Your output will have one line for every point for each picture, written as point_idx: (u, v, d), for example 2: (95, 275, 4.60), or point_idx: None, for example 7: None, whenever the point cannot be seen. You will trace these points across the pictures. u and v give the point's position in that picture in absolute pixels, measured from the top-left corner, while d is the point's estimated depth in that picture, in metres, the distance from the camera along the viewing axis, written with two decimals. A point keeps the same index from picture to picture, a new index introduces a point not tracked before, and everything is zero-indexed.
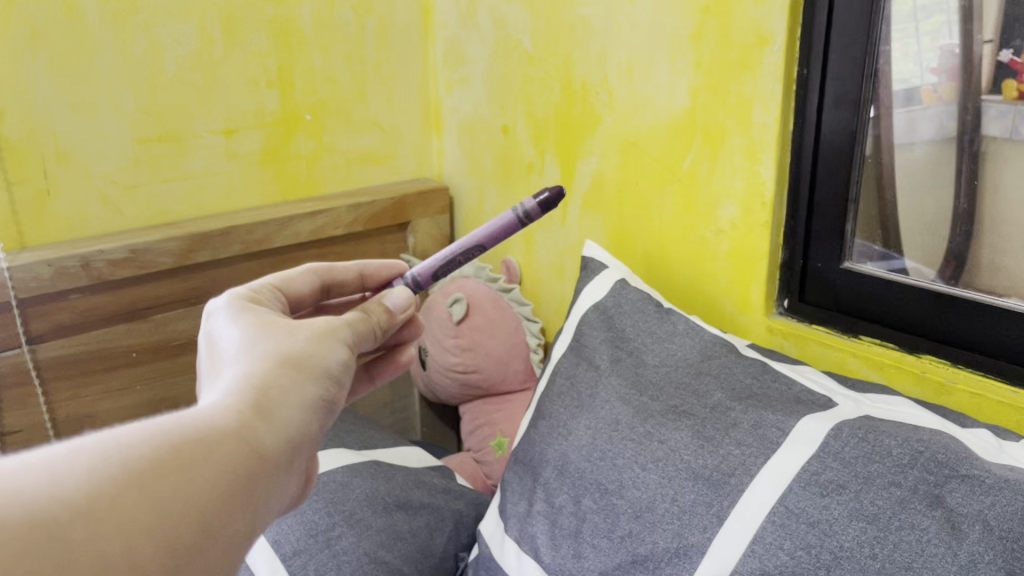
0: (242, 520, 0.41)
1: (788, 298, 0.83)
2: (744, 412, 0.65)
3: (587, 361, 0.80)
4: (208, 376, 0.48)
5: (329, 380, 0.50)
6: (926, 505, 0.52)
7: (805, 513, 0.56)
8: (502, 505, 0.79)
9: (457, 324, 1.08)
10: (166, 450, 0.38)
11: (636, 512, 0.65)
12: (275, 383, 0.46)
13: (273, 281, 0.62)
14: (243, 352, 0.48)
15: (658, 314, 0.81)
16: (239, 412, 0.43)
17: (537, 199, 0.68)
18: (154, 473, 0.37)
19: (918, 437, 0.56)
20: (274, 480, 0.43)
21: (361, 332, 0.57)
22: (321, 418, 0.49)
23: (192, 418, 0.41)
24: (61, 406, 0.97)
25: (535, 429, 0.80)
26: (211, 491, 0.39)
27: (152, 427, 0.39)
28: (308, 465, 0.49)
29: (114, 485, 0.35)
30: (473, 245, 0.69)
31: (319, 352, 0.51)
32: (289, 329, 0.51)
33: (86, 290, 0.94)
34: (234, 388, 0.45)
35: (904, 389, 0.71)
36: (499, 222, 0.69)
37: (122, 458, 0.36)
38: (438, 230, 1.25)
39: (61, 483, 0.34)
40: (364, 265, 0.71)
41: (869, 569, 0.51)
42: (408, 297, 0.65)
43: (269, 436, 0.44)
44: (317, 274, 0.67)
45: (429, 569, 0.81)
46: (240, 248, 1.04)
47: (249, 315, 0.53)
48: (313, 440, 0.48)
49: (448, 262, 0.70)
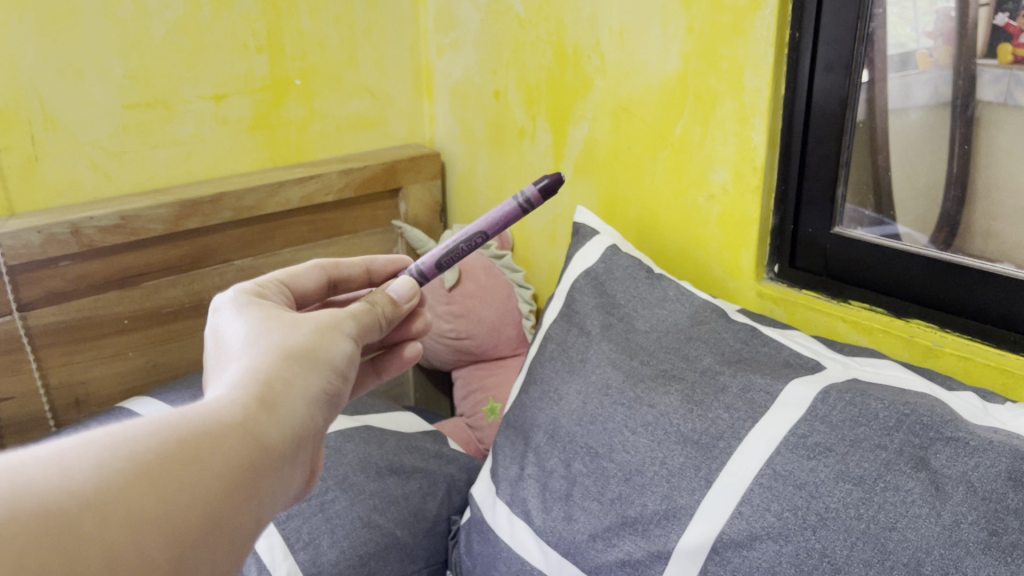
0: (247, 509, 0.41)
1: (779, 262, 0.83)
2: (733, 376, 0.66)
3: (578, 327, 0.80)
4: (214, 369, 0.48)
5: (333, 374, 0.50)
6: (911, 467, 0.53)
7: (793, 476, 0.57)
8: (493, 469, 0.80)
9: (450, 291, 1.08)
10: (173, 442, 0.38)
11: (626, 475, 0.66)
12: (280, 376, 0.47)
13: (280, 277, 0.62)
14: (248, 345, 0.48)
15: (650, 280, 0.81)
16: (245, 403, 0.43)
17: (537, 185, 0.68)
18: (161, 462, 0.37)
19: (904, 401, 0.57)
20: (279, 471, 0.44)
21: (366, 323, 0.56)
22: (322, 410, 0.49)
23: (200, 410, 0.42)
24: (54, 372, 0.96)
25: (527, 394, 0.80)
26: (218, 478, 0.39)
27: (160, 419, 0.39)
28: (311, 457, 0.49)
29: (123, 477, 0.35)
30: (475, 232, 0.69)
31: (322, 345, 0.51)
32: (293, 322, 0.51)
33: (76, 257, 0.93)
34: (239, 382, 0.45)
35: (892, 352, 0.72)
36: (501, 210, 0.69)
37: (130, 449, 0.37)
38: (430, 197, 1.24)
39: (70, 475, 0.34)
40: (371, 261, 0.71)
41: (854, 529, 0.53)
42: (411, 286, 0.64)
43: (273, 428, 0.44)
44: (324, 270, 0.66)
45: (422, 532, 0.82)
46: (231, 214, 1.03)
47: (254, 309, 0.53)
48: (317, 432, 0.49)
49: (454, 252, 0.69)
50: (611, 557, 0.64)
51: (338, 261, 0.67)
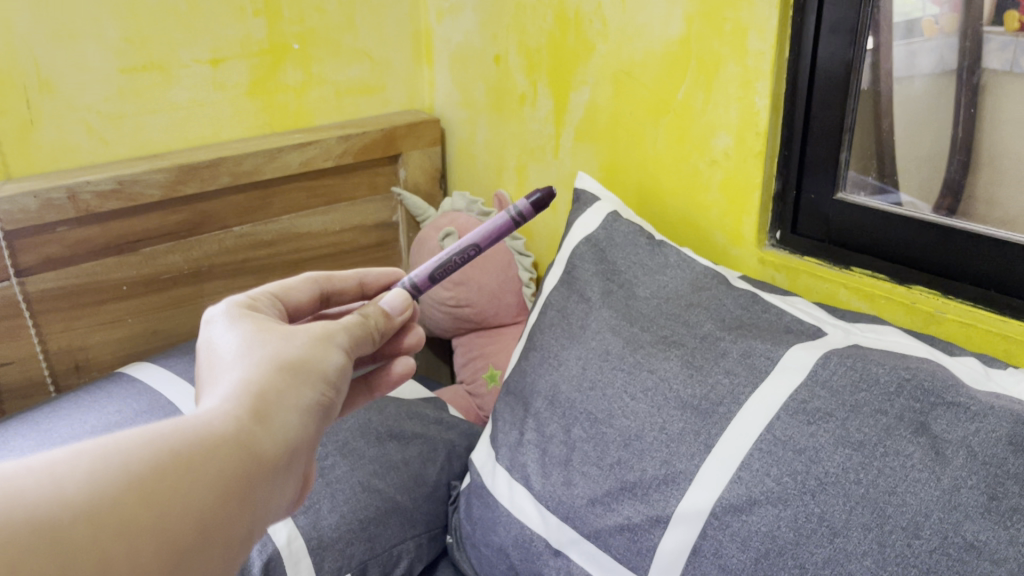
0: (240, 518, 0.41)
1: (781, 229, 0.82)
2: (734, 342, 0.65)
3: (579, 294, 0.79)
4: (204, 380, 0.47)
5: (325, 385, 0.50)
6: (911, 432, 0.53)
7: (793, 441, 0.57)
8: (493, 435, 0.80)
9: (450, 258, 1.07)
10: (165, 453, 0.38)
11: (625, 441, 0.66)
12: (273, 388, 0.46)
13: (272, 291, 0.60)
14: (241, 356, 0.48)
15: (650, 247, 0.80)
16: (238, 415, 0.43)
17: (529, 199, 0.69)
18: (154, 474, 0.37)
19: (905, 366, 0.57)
20: (271, 482, 0.44)
21: (358, 336, 0.56)
22: (314, 421, 0.49)
23: (193, 420, 0.41)
24: (53, 338, 0.96)
25: (527, 361, 0.80)
26: (211, 488, 0.39)
27: (153, 430, 0.39)
28: (303, 468, 0.49)
29: (116, 487, 0.35)
30: (469, 244, 0.68)
31: (315, 357, 0.50)
32: (286, 333, 0.51)
33: (73, 223, 0.93)
34: (232, 393, 0.44)
35: (892, 318, 0.72)
36: (493, 224, 0.69)
37: (124, 460, 0.36)
38: (430, 164, 1.23)
39: (62, 485, 0.34)
40: (364, 274, 0.70)
41: (854, 494, 0.53)
42: (404, 299, 0.63)
43: (267, 439, 0.44)
44: (316, 283, 0.65)
45: (422, 497, 0.83)
46: (229, 180, 1.02)
47: (247, 321, 0.52)
48: (310, 442, 0.48)
49: (447, 264, 0.68)
50: (610, 521, 0.64)
51: (330, 274, 0.66)
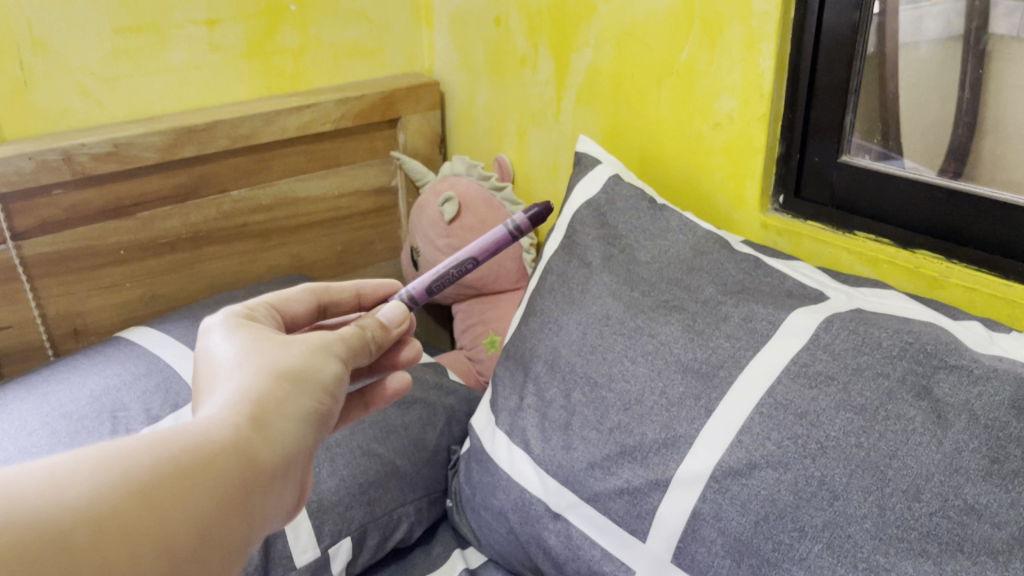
0: (238, 527, 0.40)
1: (784, 192, 0.81)
2: (735, 306, 0.65)
3: (579, 259, 0.79)
4: (202, 390, 0.46)
5: (324, 394, 0.49)
6: (913, 396, 0.53)
7: (794, 405, 0.57)
8: (493, 399, 0.80)
9: (449, 223, 1.06)
10: (164, 460, 0.38)
11: (625, 405, 0.66)
12: (271, 396, 0.45)
13: (268, 301, 0.59)
14: (238, 365, 0.47)
15: (652, 211, 0.79)
16: (236, 423, 0.42)
17: (527, 212, 0.72)
18: (153, 481, 0.37)
19: (909, 330, 0.57)
20: (269, 491, 0.43)
21: (356, 347, 0.54)
22: (313, 430, 0.47)
23: (190, 429, 0.41)
24: (51, 303, 0.96)
25: (526, 326, 0.80)
26: (210, 496, 0.39)
27: (151, 437, 0.39)
28: (303, 477, 0.48)
29: (116, 494, 0.35)
30: (467, 256, 0.71)
31: (314, 365, 0.49)
32: (284, 342, 0.50)
33: (68, 186, 0.92)
34: (230, 402, 0.43)
35: (896, 283, 0.71)
36: (491, 236, 0.71)
37: (123, 466, 0.36)
38: (430, 128, 1.22)
39: (63, 489, 0.34)
40: (361, 285, 0.68)
41: (855, 457, 0.53)
42: (403, 311, 0.61)
43: (264, 449, 0.43)
44: (312, 294, 0.63)
45: (421, 461, 0.83)
46: (227, 143, 1.01)
47: (246, 330, 0.51)
48: (309, 452, 0.47)
49: (444, 277, 0.69)
50: (610, 485, 0.64)
51: (328, 285, 0.64)
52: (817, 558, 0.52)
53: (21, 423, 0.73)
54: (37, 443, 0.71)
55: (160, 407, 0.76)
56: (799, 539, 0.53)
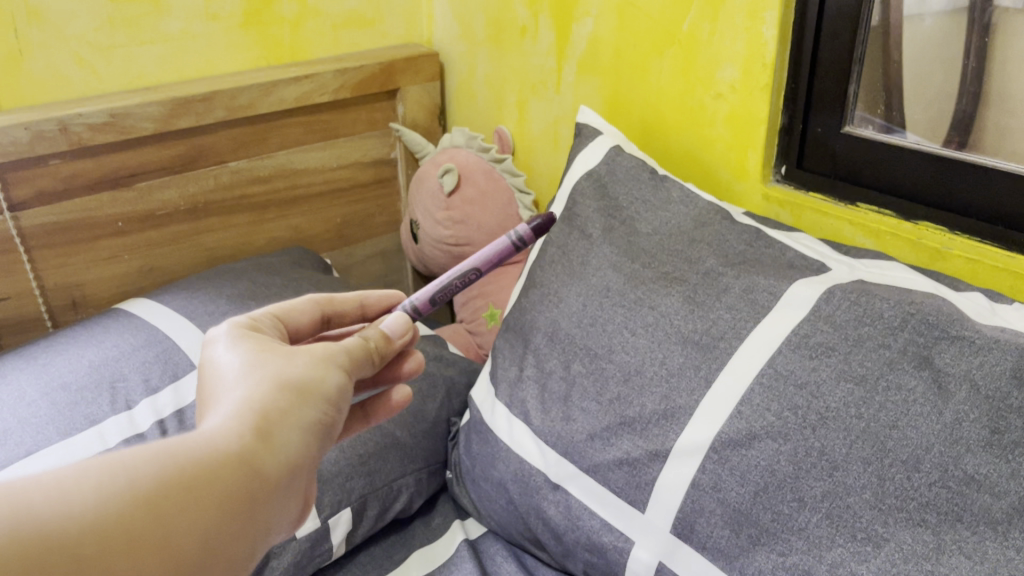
0: (242, 536, 0.40)
1: (786, 163, 0.81)
2: (736, 277, 0.64)
3: (580, 230, 0.78)
4: (203, 402, 0.44)
5: (328, 407, 0.46)
6: (914, 366, 0.53)
7: (794, 376, 0.56)
8: (492, 371, 0.79)
9: (449, 196, 1.06)
10: (170, 470, 0.37)
11: (625, 376, 0.66)
12: (276, 407, 0.43)
13: (272, 312, 0.56)
14: (239, 378, 0.44)
15: (653, 181, 0.79)
16: (241, 433, 0.41)
17: (530, 223, 0.67)
18: (158, 491, 0.36)
19: (910, 301, 0.56)
20: (270, 504, 0.42)
21: (359, 358, 0.51)
22: (318, 441, 0.46)
23: (193, 442, 0.39)
24: (49, 274, 0.95)
25: (526, 298, 0.79)
26: (214, 506, 0.38)
27: (156, 446, 0.38)
28: (306, 490, 0.46)
29: (122, 503, 0.35)
30: (470, 269, 0.66)
31: (317, 377, 0.46)
32: (288, 353, 0.47)
33: (66, 156, 0.91)
34: (234, 412, 0.42)
35: (898, 255, 0.71)
36: (494, 247, 0.66)
37: (128, 476, 0.36)
38: (429, 99, 1.21)
39: (70, 499, 0.34)
40: (365, 296, 0.65)
41: (854, 428, 0.53)
42: (405, 322, 0.58)
43: (266, 462, 0.41)
44: (316, 305, 0.60)
45: (421, 432, 0.83)
46: (224, 114, 1.00)
47: (250, 339, 0.48)
48: (311, 466, 0.45)
49: (447, 288, 0.65)
50: (609, 456, 0.64)
51: (332, 295, 0.61)
52: (816, 528, 0.52)
53: (21, 392, 0.73)
54: (37, 412, 0.71)
55: (159, 378, 0.76)
56: (798, 509, 0.53)
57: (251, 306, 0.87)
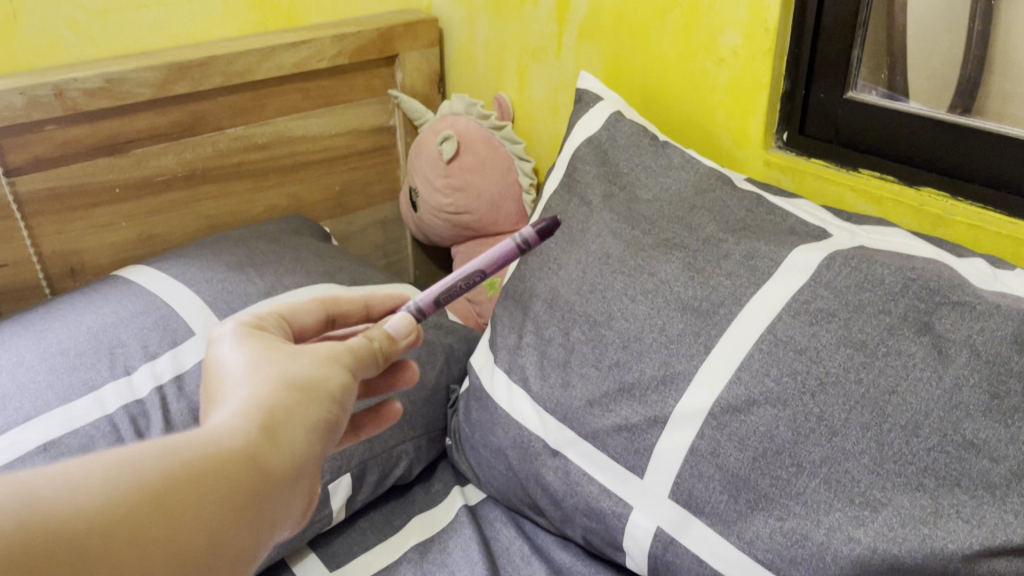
0: (247, 534, 0.39)
1: (788, 129, 0.80)
2: (737, 244, 0.64)
3: (580, 197, 0.78)
4: (208, 403, 0.44)
5: (332, 406, 0.46)
6: (914, 332, 0.53)
7: (794, 341, 0.56)
8: (492, 338, 0.79)
9: (447, 163, 1.05)
10: (176, 466, 0.37)
11: (625, 342, 0.65)
12: (282, 405, 0.43)
13: (278, 311, 0.55)
14: (245, 378, 0.44)
15: (654, 148, 0.78)
16: (246, 430, 0.41)
17: (534, 226, 0.58)
18: (166, 487, 0.36)
19: (912, 267, 0.56)
20: (275, 502, 0.41)
21: (362, 357, 0.50)
22: (323, 440, 0.45)
23: (199, 439, 0.39)
24: (46, 242, 0.95)
25: (526, 266, 0.79)
26: (220, 502, 0.37)
27: (163, 443, 0.38)
28: (310, 490, 0.46)
29: (130, 497, 0.34)
30: (472, 270, 0.58)
31: (322, 376, 0.46)
32: (293, 353, 0.47)
33: (62, 122, 0.90)
34: (240, 410, 0.42)
35: (900, 222, 0.70)
36: (497, 250, 0.58)
37: (136, 470, 0.35)
38: (428, 66, 1.19)
39: (77, 492, 0.33)
40: (369, 297, 0.63)
41: (853, 394, 0.53)
42: (408, 321, 0.56)
43: (271, 459, 0.41)
44: (321, 306, 0.59)
45: (421, 399, 0.83)
46: (221, 80, 1.00)
47: (255, 340, 0.48)
48: (314, 466, 0.45)
49: (451, 289, 0.59)
50: (608, 422, 0.64)
51: (336, 296, 0.60)
52: (814, 493, 0.53)
53: (19, 358, 0.73)
54: (34, 378, 0.71)
55: (157, 344, 0.76)
56: (796, 475, 0.53)
57: (249, 273, 0.86)
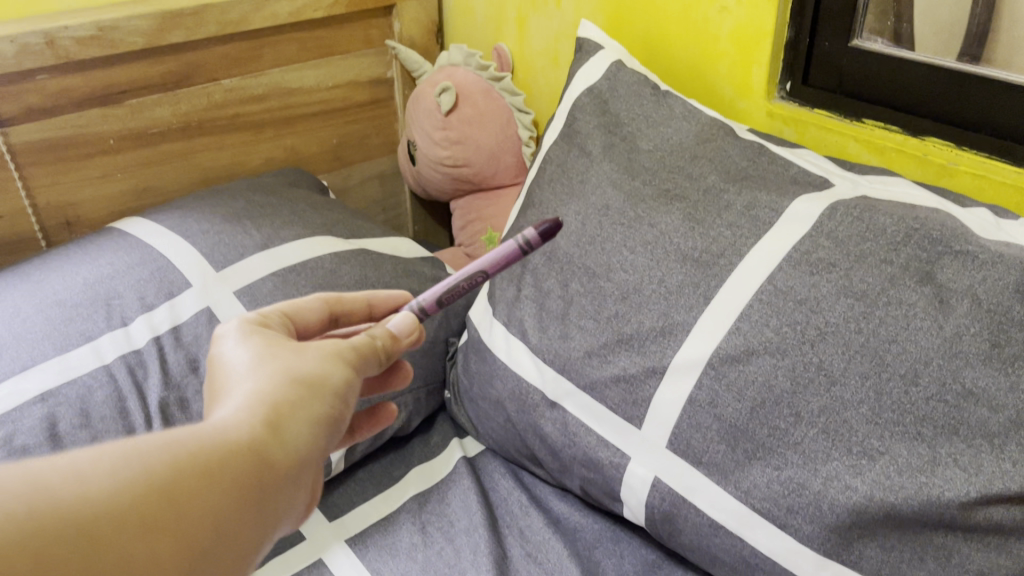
0: (253, 528, 0.38)
1: (791, 80, 0.78)
2: (738, 194, 0.63)
3: (580, 148, 0.77)
4: (212, 399, 0.43)
5: (336, 402, 0.45)
6: (915, 282, 0.52)
7: (794, 292, 0.56)
8: (491, 291, 0.79)
9: (446, 116, 1.04)
10: (183, 457, 0.36)
11: (625, 294, 0.65)
12: (287, 400, 0.42)
13: (282, 309, 0.53)
14: (248, 373, 0.43)
15: (655, 97, 0.77)
16: (251, 424, 0.40)
17: (537, 228, 0.58)
18: (173, 478, 0.35)
19: (915, 217, 0.55)
20: (280, 497, 0.40)
21: (365, 353, 0.49)
22: (327, 436, 0.44)
23: (205, 432, 0.38)
24: (41, 193, 0.94)
25: (524, 218, 0.78)
26: (227, 496, 0.37)
27: (170, 434, 0.37)
28: (313, 487, 0.44)
29: (137, 486, 0.33)
30: (475, 271, 0.58)
31: (326, 372, 0.45)
32: (297, 350, 0.46)
33: (54, 72, 0.89)
34: (244, 404, 0.41)
35: (906, 172, 0.70)
36: (499, 252, 0.58)
37: (143, 460, 0.34)
38: (426, 16, 1.18)
39: (85, 481, 0.32)
40: (373, 295, 0.61)
41: (853, 344, 0.52)
42: (412, 320, 0.55)
43: (275, 453, 0.40)
44: (326, 304, 0.57)
45: (419, 351, 0.83)
46: (216, 29, 0.98)
47: (260, 336, 0.47)
48: (318, 462, 0.44)
49: (455, 289, 0.59)
50: (606, 373, 0.64)
51: (340, 295, 0.58)
52: (812, 442, 0.53)
53: (15, 309, 0.73)
54: (31, 329, 0.71)
55: (154, 296, 0.76)
56: (795, 424, 0.53)
57: (246, 224, 0.86)
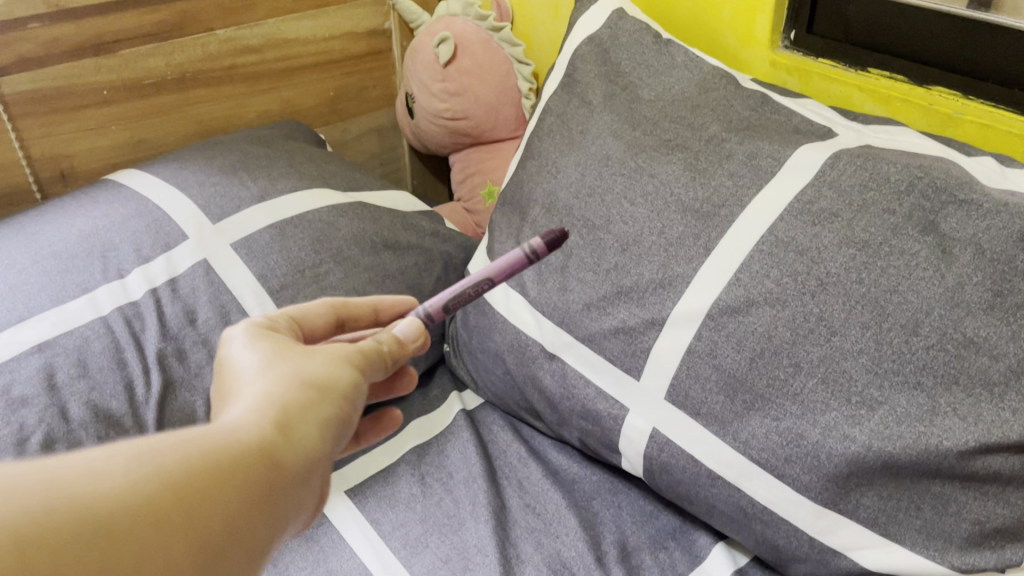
0: (267, 531, 0.37)
1: (795, 29, 0.77)
2: (740, 143, 0.62)
3: (580, 98, 0.76)
4: (220, 400, 0.41)
5: (345, 405, 0.43)
6: (918, 231, 0.51)
7: (795, 242, 0.55)
8: (490, 244, 0.78)
9: (445, 68, 1.02)
10: (196, 457, 0.34)
11: (624, 245, 0.64)
12: (298, 401, 0.40)
13: (289, 312, 0.51)
14: (257, 373, 0.41)
15: (656, 46, 0.75)
16: (262, 425, 0.38)
17: (544, 237, 0.57)
18: (187, 479, 0.33)
19: (919, 165, 0.54)
20: (291, 502, 0.38)
21: (372, 357, 0.48)
22: (336, 440, 0.42)
23: (217, 432, 0.36)
24: (34, 145, 0.92)
25: (524, 170, 0.78)
26: (240, 498, 0.35)
27: (182, 433, 0.35)
28: (323, 492, 0.43)
29: (151, 486, 0.32)
30: (483, 278, 0.57)
31: (335, 374, 0.43)
32: (305, 352, 0.44)
33: (45, 20, 0.87)
34: (255, 404, 0.39)
35: (910, 121, 0.69)
36: (505, 260, 0.57)
37: (157, 460, 0.33)
38: None
39: (99, 479, 0.31)
40: (379, 300, 0.60)
41: (854, 294, 0.52)
42: (418, 326, 0.53)
43: (287, 456, 0.38)
44: (333, 308, 0.55)
45: None
46: None
47: (268, 338, 0.45)
48: (328, 467, 0.42)
49: (462, 296, 0.58)
50: (605, 325, 0.64)
51: (348, 298, 0.56)
52: (811, 393, 0.52)
53: (10, 261, 0.72)
54: (27, 280, 0.70)
55: (150, 248, 0.75)
56: (794, 374, 0.53)
57: (242, 176, 0.85)
